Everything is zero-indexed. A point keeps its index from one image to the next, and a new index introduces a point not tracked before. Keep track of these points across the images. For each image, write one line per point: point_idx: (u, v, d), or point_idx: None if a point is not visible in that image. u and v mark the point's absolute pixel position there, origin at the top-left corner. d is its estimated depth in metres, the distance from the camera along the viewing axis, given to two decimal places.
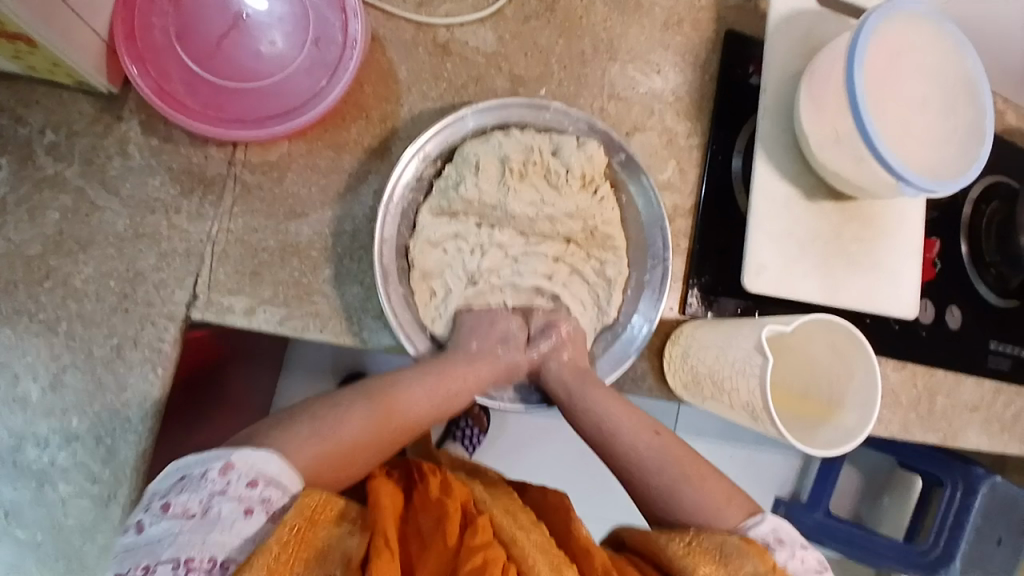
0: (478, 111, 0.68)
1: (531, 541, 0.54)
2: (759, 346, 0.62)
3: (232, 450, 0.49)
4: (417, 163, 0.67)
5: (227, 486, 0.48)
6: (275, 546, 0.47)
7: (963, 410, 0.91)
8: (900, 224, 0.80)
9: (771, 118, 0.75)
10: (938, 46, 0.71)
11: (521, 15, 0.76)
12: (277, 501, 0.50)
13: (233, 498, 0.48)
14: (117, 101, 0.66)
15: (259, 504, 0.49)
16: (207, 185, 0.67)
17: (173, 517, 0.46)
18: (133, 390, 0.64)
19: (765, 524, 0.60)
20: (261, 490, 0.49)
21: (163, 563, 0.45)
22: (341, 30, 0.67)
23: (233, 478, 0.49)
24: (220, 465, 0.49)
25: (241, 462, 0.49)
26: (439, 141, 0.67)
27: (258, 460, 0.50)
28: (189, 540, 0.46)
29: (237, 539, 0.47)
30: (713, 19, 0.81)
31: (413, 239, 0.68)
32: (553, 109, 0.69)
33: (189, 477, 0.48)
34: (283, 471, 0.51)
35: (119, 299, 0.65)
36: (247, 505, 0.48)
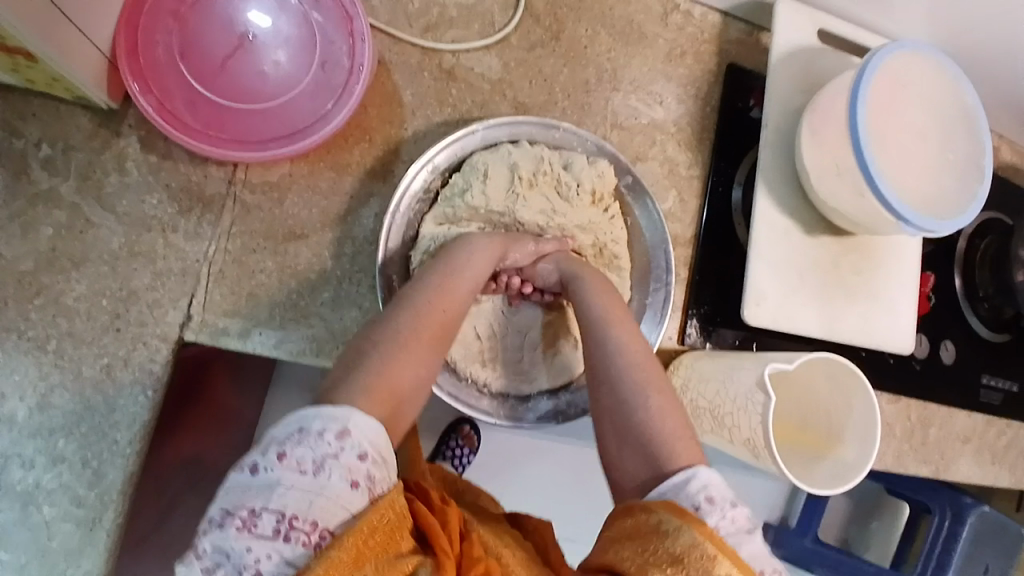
0: (489, 126, 0.68)
1: (515, 556, 0.54)
2: (761, 383, 0.61)
3: (352, 416, 0.46)
4: (425, 175, 0.67)
5: (340, 451, 0.45)
6: (365, 531, 0.43)
7: (955, 439, 0.92)
8: (898, 260, 0.80)
9: (773, 151, 0.76)
10: (938, 85, 0.72)
11: (527, 43, 0.76)
12: (378, 479, 0.46)
13: (342, 466, 0.44)
14: (117, 117, 0.65)
15: (363, 479, 0.45)
16: (205, 204, 0.66)
17: (287, 469, 0.43)
18: (123, 411, 0.63)
19: (693, 484, 0.51)
20: (367, 465, 0.46)
21: (268, 513, 0.42)
22: (348, 54, 0.67)
23: (346, 445, 0.45)
24: (338, 428, 0.46)
25: (359, 431, 0.46)
26: (449, 154, 0.68)
27: (369, 431, 0.47)
28: (297, 498, 0.43)
29: (342, 510, 0.43)
30: (716, 52, 0.82)
31: (413, 249, 0.67)
32: (563, 129, 0.70)
33: (307, 430, 0.45)
34: (382, 444, 0.47)
35: (111, 318, 0.63)
36: (354, 476, 0.45)
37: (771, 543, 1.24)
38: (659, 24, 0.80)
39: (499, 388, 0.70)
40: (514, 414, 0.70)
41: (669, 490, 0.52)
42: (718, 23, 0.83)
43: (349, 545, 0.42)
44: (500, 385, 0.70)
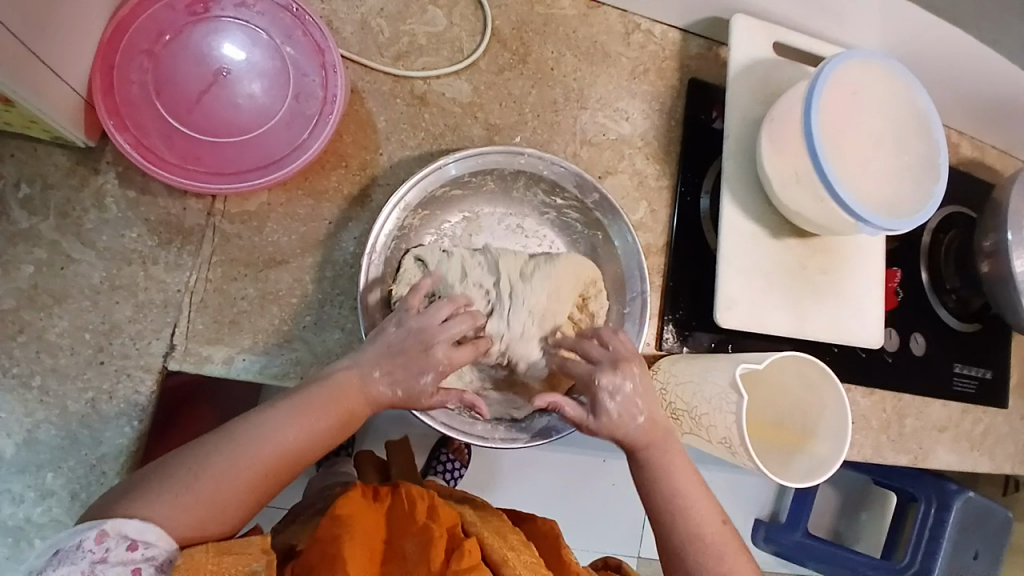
0: (458, 160, 0.71)
1: (520, 560, 0.56)
2: (733, 383, 0.63)
3: (104, 521, 0.51)
4: (398, 213, 0.69)
5: (106, 553, 0.51)
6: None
7: (932, 429, 0.95)
8: (860, 259, 0.83)
9: (736, 159, 0.79)
10: (889, 88, 0.76)
11: (495, 67, 0.79)
12: (161, 555, 0.52)
13: (115, 564, 0.51)
14: (94, 153, 0.66)
15: (142, 565, 0.51)
16: (185, 236, 0.67)
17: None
18: (109, 443, 0.63)
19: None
20: (143, 551, 0.51)
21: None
22: (321, 85, 0.68)
23: (108, 545, 0.51)
24: (95, 534, 0.51)
25: (114, 527, 0.51)
26: (418, 192, 0.70)
27: (132, 527, 0.51)
28: None
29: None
30: (677, 68, 0.85)
31: (395, 283, 0.69)
32: (526, 155, 0.72)
33: (63, 550, 0.51)
34: (164, 527, 0.52)
35: (94, 352, 0.64)
36: (131, 566, 0.51)
37: (763, 540, 1.27)
38: (621, 44, 0.84)
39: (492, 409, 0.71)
40: (508, 434, 0.71)
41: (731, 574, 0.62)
42: (678, 40, 0.86)
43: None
44: (493, 406, 0.71)
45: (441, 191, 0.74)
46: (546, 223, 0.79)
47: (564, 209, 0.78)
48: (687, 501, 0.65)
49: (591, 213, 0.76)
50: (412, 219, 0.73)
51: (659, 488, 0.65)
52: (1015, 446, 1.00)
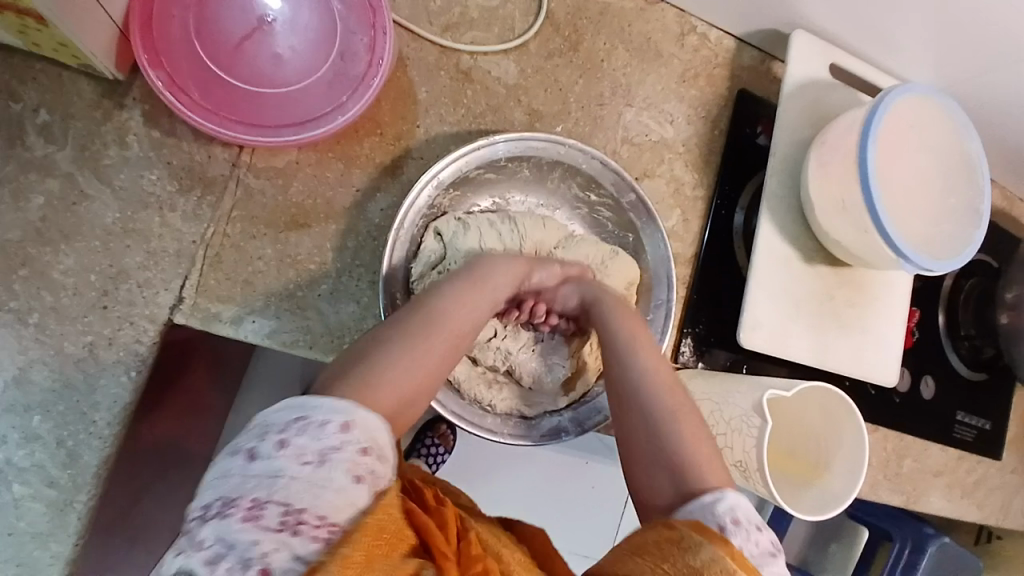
0: (508, 140, 0.68)
1: (514, 557, 0.54)
2: (758, 407, 0.62)
3: (355, 407, 0.46)
4: (430, 191, 0.66)
5: (342, 445, 0.44)
6: (371, 528, 0.41)
7: (928, 473, 0.94)
8: (888, 294, 0.82)
9: (778, 178, 0.76)
10: (945, 126, 0.74)
11: (545, 51, 0.76)
12: (380, 475, 0.45)
13: (347, 458, 0.43)
14: (121, 87, 0.63)
15: (367, 475, 0.44)
16: (207, 185, 0.64)
17: (288, 458, 0.42)
18: (104, 392, 0.60)
19: (719, 503, 0.51)
20: (370, 460, 0.45)
21: (273, 505, 0.40)
22: (369, 47, 0.65)
23: (350, 438, 0.45)
24: (341, 421, 0.45)
25: (360, 425, 0.46)
26: (453, 169, 0.67)
27: (372, 426, 0.46)
28: (303, 489, 0.41)
29: (346, 505, 0.42)
30: (728, 77, 0.83)
31: (414, 262, 0.66)
32: (568, 145, 0.69)
33: (309, 420, 0.44)
34: (380, 438, 0.46)
35: (98, 295, 0.61)
36: (356, 471, 0.43)
37: None
38: (675, 45, 0.81)
39: (504, 403, 0.69)
40: (518, 431, 0.69)
41: (698, 509, 0.52)
42: (732, 48, 0.83)
43: (359, 543, 0.40)
44: (503, 402, 0.69)
45: (475, 172, 0.70)
46: (577, 217, 0.78)
47: (597, 206, 0.76)
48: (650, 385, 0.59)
49: (624, 214, 0.74)
50: (442, 198, 0.70)
51: (627, 368, 0.60)
52: (1006, 500, 0.99)
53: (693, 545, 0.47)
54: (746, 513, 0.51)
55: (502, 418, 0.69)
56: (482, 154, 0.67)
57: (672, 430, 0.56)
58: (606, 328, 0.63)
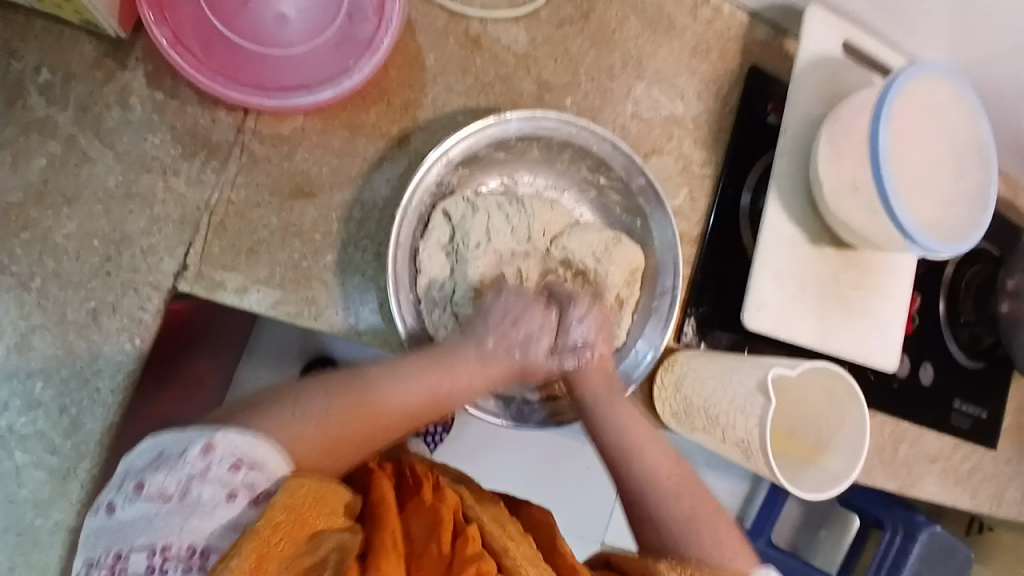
0: (520, 119, 0.67)
1: (522, 551, 0.53)
2: (762, 385, 0.63)
3: (214, 430, 0.47)
4: (439, 168, 0.65)
5: (207, 468, 0.46)
6: (266, 532, 0.44)
7: (922, 457, 0.95)
8: (892, 277, 0.82)
9: (789, 157, 0.76)
10: (956, 107, 0.73)
11: (556, 19, 0.75)
12: (260, 485, 0.48)
13: (212, 482, 0.46)
14: (124, 48, 0.62)
15: (241, 489, 0.46)
16: (211, 150, 0.63)
17: (147, 500, 0.45)
18: (107, 359, 0.60)
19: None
20: (244, 474, 0.47)
21: (140, 549, 0.43)
22: (377, 8, 0.63)
23: (211, 459, 0.46)
24: (202, 444, 0.47)
25: (222, 443, 0.47)
26: (463, 146, 0.66)
27: (242, 443, 0.48)
28: (165, 526, 0.44)
29: (217, 525, 0.45)
30: (740, 51, 0.82)
31: (422, 241, 0.67)
32: (580, 125, 0.68)
33: (166, 455, 0.46)
34: (270, 455, 0.49)
35: (101, 261, 0.60)
36: (229, 489, 0.46)
37: None
38: (688, 17, 0.80)
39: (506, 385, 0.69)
40: (520, 413, 0.69)
41: None
42: (745, 22, 0.82)
43: (249, 551, 0.43)
44: (508, 386, 0.69)
45: (485, 150, 0.70)
46: (585, 201, 0.77)
47: (606, 188, 0.75)
48: (654, 473, 0.63)
49: (634, 198, 0.73)
50: (451, 176, 0.69)
51: (630, 459, 0.63)
52: (997, 486, 1.01)
53: None
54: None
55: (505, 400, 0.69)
56: (493, 132, 0.67)
57: (662, 503, 0.62)
58: (594, 401, 0.65)
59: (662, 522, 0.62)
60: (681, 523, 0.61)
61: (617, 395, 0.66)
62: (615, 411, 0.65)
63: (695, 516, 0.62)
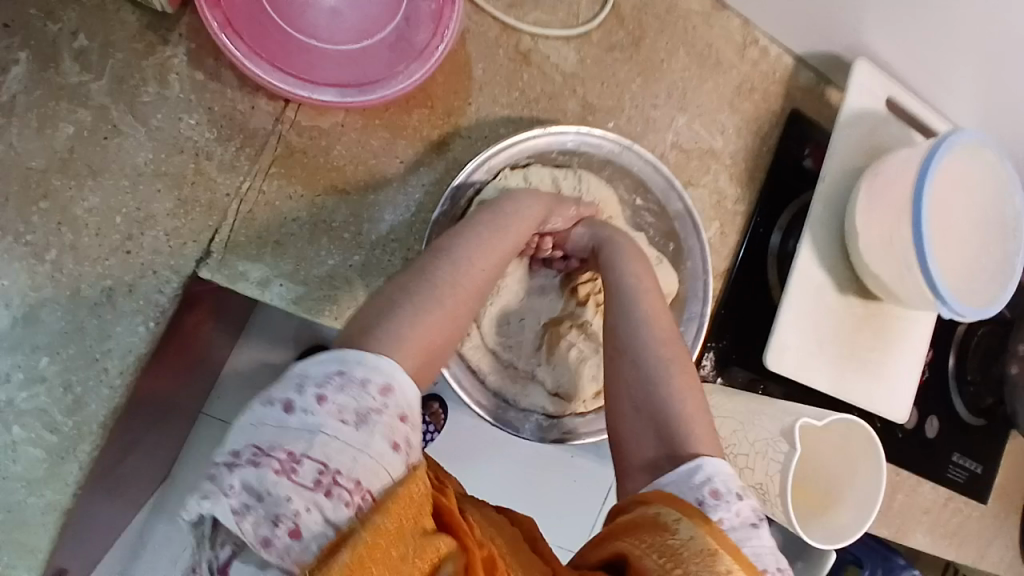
0: (581, 133, 0.66)
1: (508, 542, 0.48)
2: (787, 433, 0.62)
3: (393, 368, 0.42)
4: (478, 173, 0.64)
5: (383, 408, 0.40)
6: (396, 509, 0.38)
7: (917, 512, 0.94)
8: (911, 334, 0.81)
9: (825, 205, 0.75)
10: (994, 176, 0.73)
11: (606, 43, 0.74)
12: (414, 442, 0.41)
13: (384, 422, 0.40)
14: (168, 23, 0.60)
15: (400, 441, 0.40)
16: (247, 137, 0.61)
17: (326, 415, 0.38)
18: (118, 340, 0.57)
19: (698, 473, 0.48)
20: (407, 428, 0.41)
21: (309, 461, 0.37)
22: (435, 14, 0.62)
23: (389, 401, 0.41)
24: (382, 383, 0.41)
25: (399, 391, 0.42)
26: (503, 156, 0.65)
27: (406, 390, 0.42)
28: (340, 451, 0.38)
29: (381, 471, 0.38)
30: (783, 94, 0.81)
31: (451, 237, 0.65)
32: (629, 148, 0.67)
33: (349, 376, 0.41)
34: (413, 399, 0.43)
35: (122, 239, 0.58)
36: (394, 437, 0.40)
37: None
38: (735, 54, 0.79)
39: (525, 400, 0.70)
40: (538, 430, 0.70)
41: (672, 481, 0.48)
42: (790, 66, 0.82)
43: (389, 517, 0.37)
44: (528, 398, 0.70)
45: (523, 161, 0.69)
46: None
47: (642, 209, 0.74)
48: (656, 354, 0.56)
49: (669, 221, 0.72)
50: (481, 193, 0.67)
51: (614, 318, 0.59)
52: (984, 547, 1.01)
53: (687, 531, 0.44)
54: (725, 485, 0.48)
55: (520, 417, 0.69)
56: (539, 142, 0.66)
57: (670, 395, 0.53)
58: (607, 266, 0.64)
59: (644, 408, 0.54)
60: (666, 398, 0.53)
61: (637, 256, 0.64)
62: (621, 270, 0.63)
63: (688, 396, 0.54)
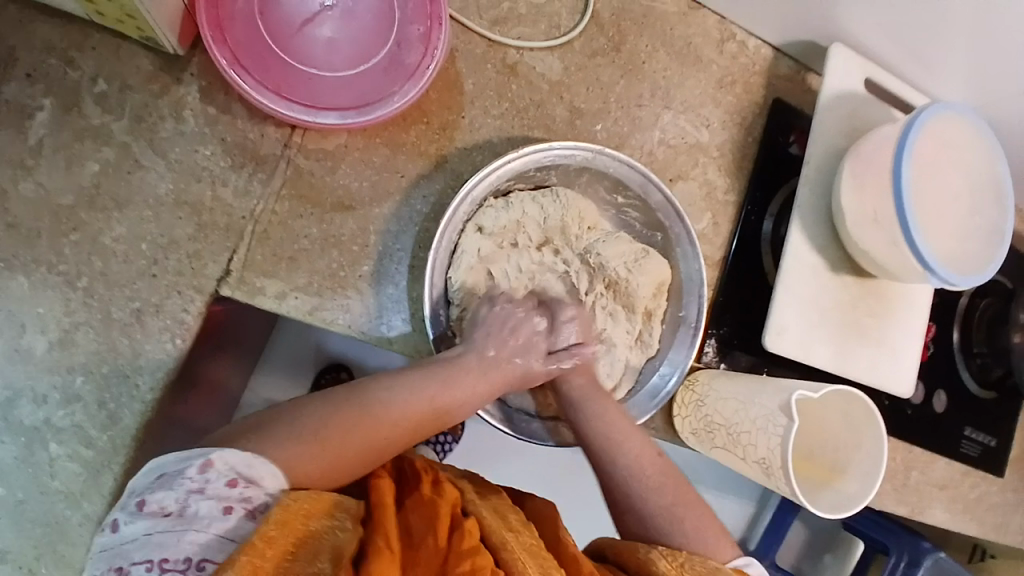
0: (556, 150, 0.69)
1: (520, 543, 0.52)
2: (785, 407, 0.64)
3: (214, 447, 0.48)
4: (465, 208, 0.67)
5: (205, 485, 0.47)
6: (260, 544, 0.44)
7: (934, 486, 0.95)
8: (908, 307, 0.84)
9: (811, 187, 0.78)
10: (975, 147, 0.76)
11: (589, 49, 0.78)
12: (257, 500, 0.48)
13: (210, 497, 0.47)
14: (180, 62, 0.65)
15: (238, 505, 0.47)
16: (258, 162, 0.65)
17: (146, 517, 0.45)
18: (148, 357, 0.62)
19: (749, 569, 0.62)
20: (241, 489, 0.48)
21: (138, 565, 0.44)
22: (424, 37, 0.66)
23: (211, 476, 0.47)
24: (200, 462, 0.48)
25: (220, 459, 0.48)
26: (484, 186, 0.67)
27: (239, 459, 0.49)
28: (163, 540, 0.44)
29: (217, 539, 0.46)
30: (764, 85, 0.84)
31: (454, 270, 0.68)
32: (601, 155, 0.70)
33: (167, 474, 0.47)
34: (271, 474, 0.50)
35: (148, 264, 0.62)
36: (225, 504, 0.47)
37: None
38: (714, 51, 0.83)
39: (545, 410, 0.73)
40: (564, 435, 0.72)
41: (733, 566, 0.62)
42: (769, 57, 0.85)
43: (244, 562, 0.43)
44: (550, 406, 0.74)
45: (505, 186, 0.71)
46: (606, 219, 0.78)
47: (624, 207, 0.76)
48: (638, 468, 0.66)
49: (652, 214, 0.74)
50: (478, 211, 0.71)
51: (613, 453, 0.66)
52: (1007, 518, 1.00)
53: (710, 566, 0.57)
54: None
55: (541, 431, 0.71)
56: (514, 166, 0.68)
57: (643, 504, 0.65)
58: (581, 400, 0.68)
59: (641, 514, 0.65)
60: (642, 497, 0.65)
61: (605, 398, 0.69)
62: (593, 411, 0.67)
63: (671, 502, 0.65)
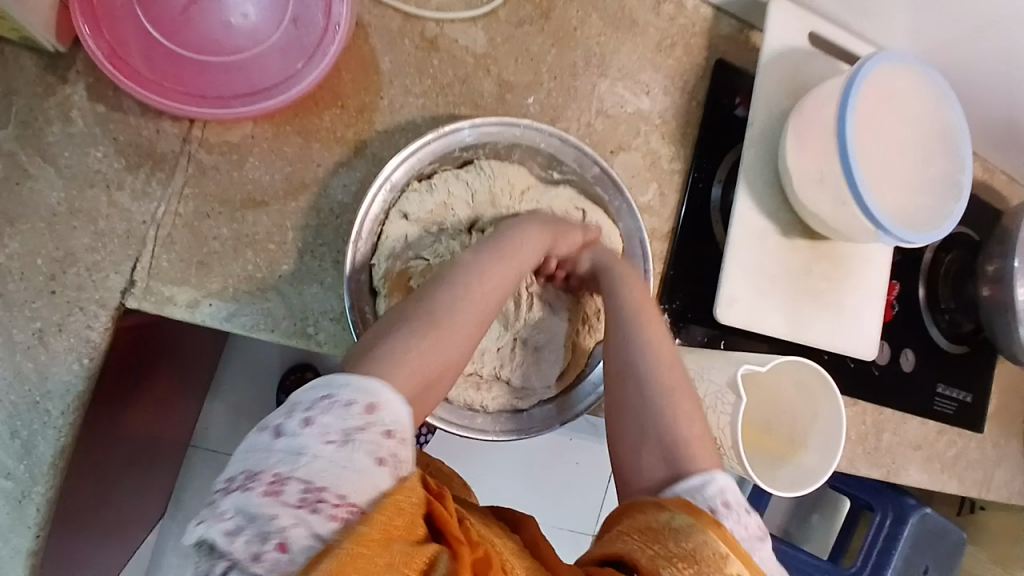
0: (476, 126, 0.65)
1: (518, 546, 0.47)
2: (733, 384, 0.61)
3: (382, 389, 0.43)
4: (384, 194, 0.63)
5: (367, 425, 0.41)
6: (390, 507, 0.39)
7: (908, 448, 0.93)
8: (866, 268, 0.80)
9: (757, 150, 0.75)
10: (924, 94, 0.72)
11: (514, 18, 0.73)
12: (403, 461, 0.42)
13: (370, 440, 0.41)
14: (64, 61, 0.60)
15: (388, 458, 0.41)
16: (156, 161, 0.61)
17: (312, 436, 0.40)
18: (55, 381, 0.58)
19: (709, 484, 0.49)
20: (392, 444, 0.42)
21: (293, 482, 0.38)
22: (324, 12, 0.62)
23: (374, 420, 0.42)
24: (367, 402, 0.42)
25: (387, 407, 0.43)
26: (405, 169, 0.64)
27: (400, 411, 0.43)
28: (324, 468, 0.39)
29: (368, 489, 0.39)
30: (705, 46, 0.80)
31: (375, 257, 0.63)
32: (523, 125, 0.66)
33: (335, 400, 0.42)
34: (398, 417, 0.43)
35: (45, 280, 0.58)
36: (379, 453, 0.41)
37: None
38: (651, 12, 0.78)
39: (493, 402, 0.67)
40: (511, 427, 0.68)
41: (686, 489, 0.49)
42: (710, 16, 0.80)
43: (378, 522, 0.38)
44: (495, 401, 0.67)
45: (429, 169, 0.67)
46: None
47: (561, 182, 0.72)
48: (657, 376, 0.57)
49: (590, 187, 0.71)
50: None
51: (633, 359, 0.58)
52: (985, 473, 0.98)
53: (680, 522, 0.46)
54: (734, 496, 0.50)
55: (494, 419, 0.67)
56: (437, 145, 0.65)
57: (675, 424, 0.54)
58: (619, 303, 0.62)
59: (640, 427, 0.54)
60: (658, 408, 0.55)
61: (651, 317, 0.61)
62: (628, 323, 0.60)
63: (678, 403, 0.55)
